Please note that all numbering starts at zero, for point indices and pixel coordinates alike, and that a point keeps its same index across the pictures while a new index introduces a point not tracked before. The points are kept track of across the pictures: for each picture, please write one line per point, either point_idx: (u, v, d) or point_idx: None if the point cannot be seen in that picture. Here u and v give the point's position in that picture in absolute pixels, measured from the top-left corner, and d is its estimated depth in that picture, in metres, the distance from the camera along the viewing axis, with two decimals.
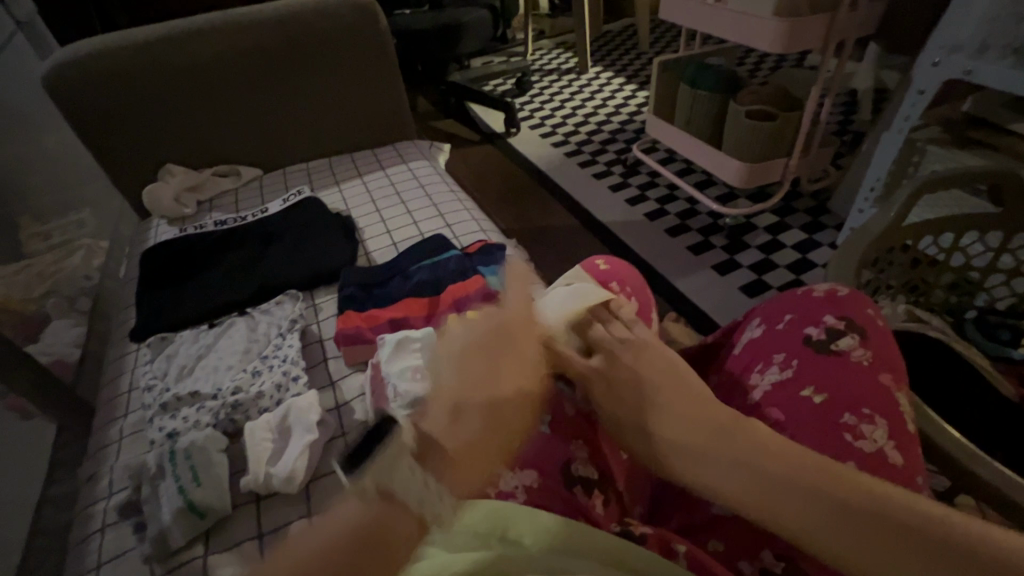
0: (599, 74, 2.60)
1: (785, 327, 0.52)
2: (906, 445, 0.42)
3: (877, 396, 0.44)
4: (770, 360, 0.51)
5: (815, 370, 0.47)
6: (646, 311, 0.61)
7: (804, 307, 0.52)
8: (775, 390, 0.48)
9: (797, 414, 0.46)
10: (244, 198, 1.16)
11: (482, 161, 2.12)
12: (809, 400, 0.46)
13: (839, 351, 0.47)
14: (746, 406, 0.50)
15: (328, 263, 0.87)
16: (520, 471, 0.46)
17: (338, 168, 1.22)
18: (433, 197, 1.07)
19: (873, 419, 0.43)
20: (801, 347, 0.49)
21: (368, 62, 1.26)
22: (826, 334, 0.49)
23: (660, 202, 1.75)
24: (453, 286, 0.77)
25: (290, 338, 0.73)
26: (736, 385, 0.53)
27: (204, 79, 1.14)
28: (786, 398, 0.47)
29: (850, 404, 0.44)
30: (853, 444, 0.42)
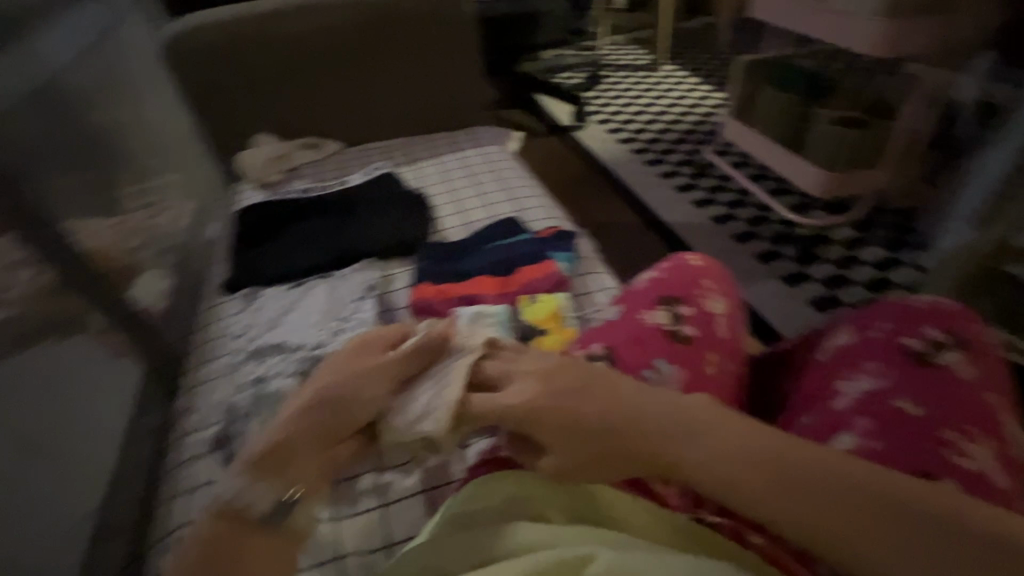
0: (672, 72, 2.54)
1: (880, 335, 0.49)
2: (1005, 467, 0.40)
3: (982, 415, 0.42)
4: (858, 368, 0.48)
5: (911, 381, 0.45)
6: (733, 311, 0.60)
7: (903, 317, 0.50)
8: (865, 399, 0.45)
9: (889, 422, 0.43)
10: (326, 170, 1.22)
11: (547, 153, 2.11)
12: (904, 410, 0.43)
13: (941, 364, 0.45)
14: (826, 410, 0.47)
15: (403, 236, 0.91)
16: None
17: (415, 148, 1.26)
18: (505, 181, 1.09)
19: (975, 437, 0.41)
20: (897, 357, 0.47)
21: (449, 47, 1.29)
22: (927, 346, 0.47)
23: (729, 206, 1.70)
24: (525, 268, 0.79)
25: (367, 303, 0.77)
26: (818, 391, 0.50)
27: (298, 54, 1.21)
28: (877, 408, 0.44)
29: (950, 418, 0.42)
30: (956, 460, 0.40)
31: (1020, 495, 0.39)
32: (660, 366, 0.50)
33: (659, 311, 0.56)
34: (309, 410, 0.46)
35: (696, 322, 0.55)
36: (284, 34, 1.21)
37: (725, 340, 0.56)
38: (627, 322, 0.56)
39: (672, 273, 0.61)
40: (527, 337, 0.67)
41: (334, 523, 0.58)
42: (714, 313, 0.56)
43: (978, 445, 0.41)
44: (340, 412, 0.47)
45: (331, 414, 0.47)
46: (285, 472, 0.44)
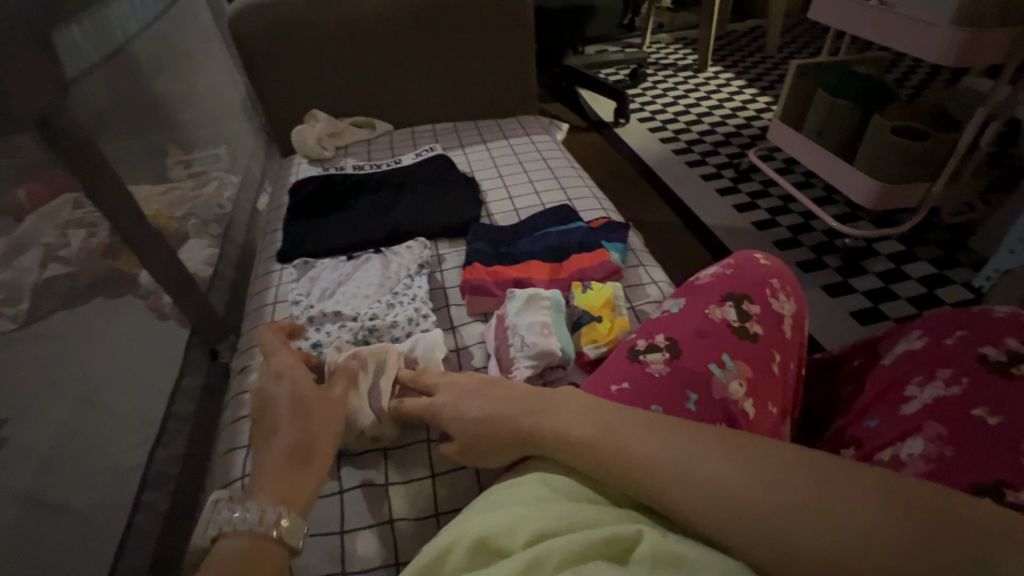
0: (718, 74, 2.50)
1: (955, 343, 0.49)
2: None
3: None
4: (932, 374, 0.48)
5: (989, 390, 0.44)
6: (798, 313, 0.60)
7: (981, 327, 0.49)
8: (939, 404, 0.45)
9: (962, 429, 0.42)
10: (377, 151, 1.23)
11: (587, 148, 2.11)
12: (980, 418, 0.42)
13: (1022, 375, 0.44)
14: (892, 415, 0.48)
15: (455, 217, 0.92)
16: None
17: (464, 132, 1.27)
18: (554, 170, 1.09)
19: None
20: (976, 365, 0.46)
21: (504, 34, 1.29)
22: (1007, 356, 0.45)
23: (771, 211, 1.67)
24: (577, 256, 0.79)
25: (420, 280, 0.78)
26: (884, 397, 0.50)
27: (357, 33, 1.22)
28: (950, 414, 0.44)
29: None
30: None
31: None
32: (729, 361, 0.52)
33: (727, 306, 0.56)
34: (296, 432, 0.50)
35: (764, 321, 0.56)
36: (343, 11, 1.20)
37: (790, 342, 0.57)
38: (692, 313, 0.57)
39: (738, 269, 0.61)
40: (581, 323, 0.68)
41: (384, 488, 0.59)
42: (781, 315, 0.57)
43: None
44: (316, 420, 0.52)
45: (312, 427, 0.51)
46: (291, 493, 0.46)
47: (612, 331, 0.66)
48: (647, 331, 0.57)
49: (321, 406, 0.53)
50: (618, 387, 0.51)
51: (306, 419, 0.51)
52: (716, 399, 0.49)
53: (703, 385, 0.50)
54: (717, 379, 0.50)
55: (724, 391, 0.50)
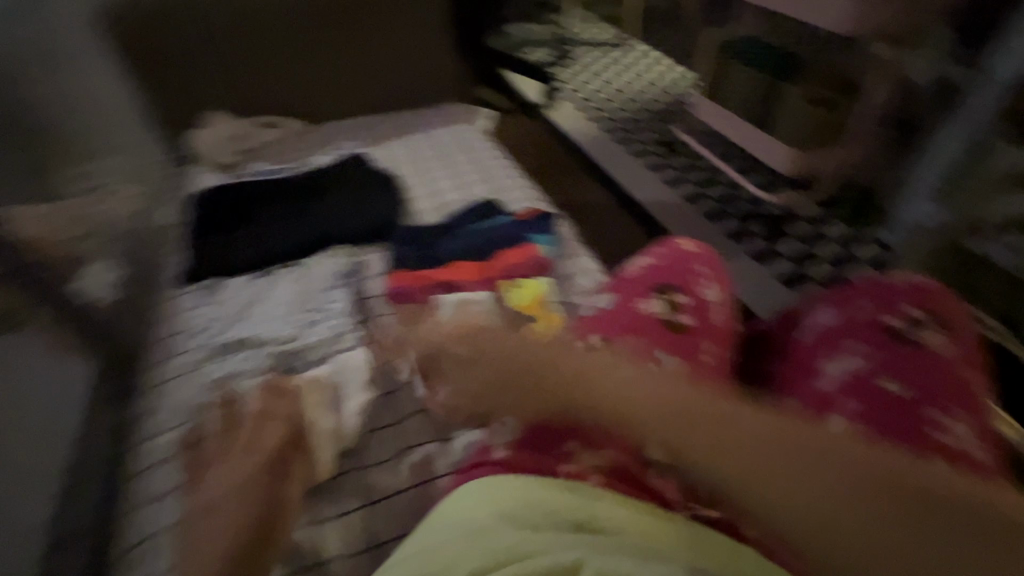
0: (641, 49, 2.51)
1: (859, 311, 0.51)
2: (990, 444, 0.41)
3: (959, 388, 0.44)
4: (841, 344, 0.50)
5: (892, 357, 0.46)
6: (725, 298, 0.61)
7: (881, 295, 0.52)
8: (848, 373, 0.47)
9: (874, 401, 0.44)
10: (289, 151, 1.14)
11: (518, 132, 2.07)
12: (889, 388, 0.44)
13: (918, 340, 0.47)
14: (809, 389, 0.49)
15: (377, 218, 0.87)
16: (595, 452, 0.48)
17: (382, 126, 1.21)
18: (478, 161, 1.06)
19: (956, 414, 0.42)
20: (880, 335, 0.48)
21: (419, 19, 1.25)
22: (905, 322, 0.48)
23: (699, 184, 1.72)
24: (503, 251, 0.77)
25: (341, 292, 0.74)
26: (800, 371, 0.52)
27: (260, 21, 1.14)
28: (856, 383, 0.46)
29: (930, 396, 0.43)
30: (940, 437, 0.41)
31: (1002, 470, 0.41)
32: (659, 355, 0.52)
33: (653, 300, 0.58)
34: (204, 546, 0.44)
35: (693, 311, 0.58)
36: (241, 6, 1.12)
37: (721, 328, 0.58)
38: (622, 311, 0.58)
39: (665, 260, 0.63)
40: (513, 324, 0.65)
41: (313, 527, 0.54)
42: (710, 302, 0.59)
43: (959, 422, 0.42)
44: (224, 519, 0.45)
45: (215, 533, 0.45)
46: None
47: (545, 330, 0.65)
48: (579, 331, 0.57)
49: (221, 501, 0.47)
50: (549, 396, 0.51)
51: (215, 524, 0.45)
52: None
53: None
54: (651, 377, 0.51)
55: (659, 389, 0.49)
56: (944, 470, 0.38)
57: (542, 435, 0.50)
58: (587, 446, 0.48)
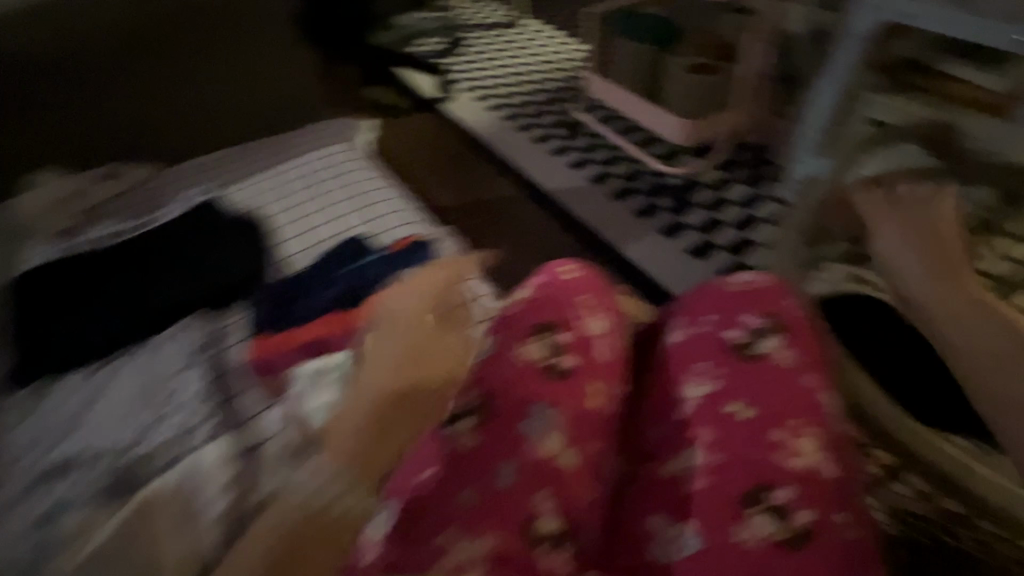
0: (532, 27, 2.44)
1: (707, 328, 0.53)
2: (830, 452, 0.46)
3: (799, 402, 0.48)
4: (692, 368, 0.51)
5: (743, 381, 0.49)
6: (616, 326, 0.57)
7: (721, 308, 0.54)
8: (704, 402, 0.49)
9: (727, 433, 0.47)
10: (135, 203, 1.01)
11: (415, 131, 1.96)
12: (740, 415, 0.47)
13: (763, 358, 0.50)
14: (670, 420, 0.50)
15: (233, 275, 0.78)
16: (478, 539, 0.43)
17: (245, 158, 1.09)
18: (352, 186, 0.97)
19: (799, 430, 0.46)
20: (725, 355, 0.51)
21: (262, 31, 1.13)
22: (749, 340, 0.51)
23: (603, 163, 1.69)
24: (375, 297, 0.70)
25: (191, 374, 0.65)
26: (659, 399, 0.52)
27: (71, 59, 0.98)
28: (712, 413, 0.48)
29: (776, 418, 0.47)
30: (789, 463, 0.44)
31: (843, 470, 0.46)
32: (543, 410, 0.49)
33: (529, 343, 0.53)
34: None
35: (575, 348, 0.54)
36: (60, 42, 0.97)
37: (608, 362, 0.54)
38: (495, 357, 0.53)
39: (542, 288, 0.59)
40: None
41: None
42: (596, 334, 0.55)
43: (803, 438, 0.46)
44: None
45: None
46: None
47: None
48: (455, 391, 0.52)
49: None
50: (422, 477, 0.46)
51: None
52: (534, 463, 0.47)
53: (516, 449, 0.47)
54: (534, 437, 0.48)
55: (541, 447, 0.47)
56: (788, 500, 0.43)
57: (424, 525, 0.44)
58: (472, 531, 0.43)
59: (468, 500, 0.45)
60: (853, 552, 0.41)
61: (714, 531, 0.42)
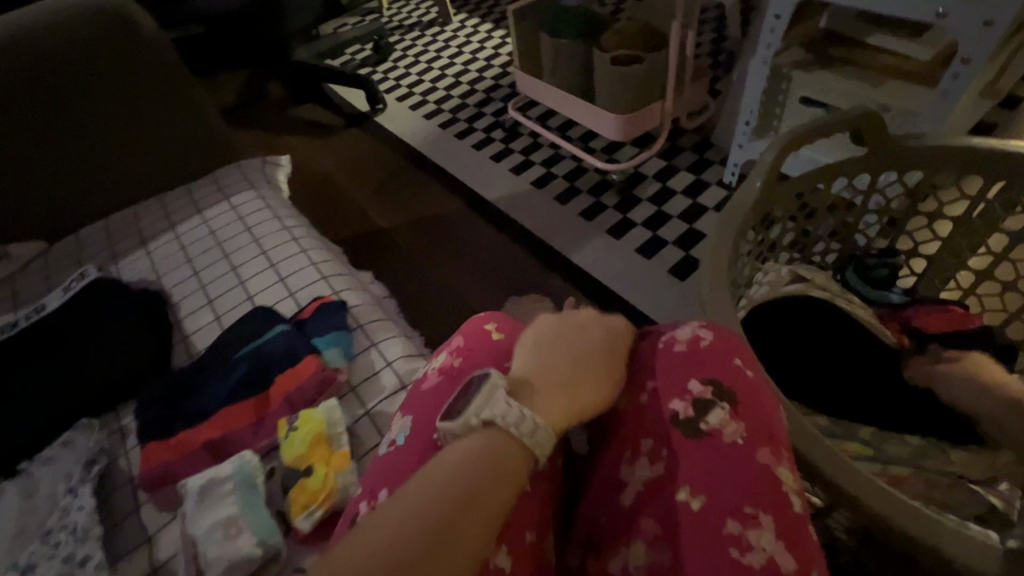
0: (464, 22, 2.33)
1: (651, 398, 0.48)
2: (794, 541, 0.39)
3: (754, 483, 0.41)
4: (638, 447, 0.47)
5: (686, 461, 0.43)
6: None
7: (665, 371, 0.48)
8: (649, 488, 0.44)
9: (672, 525, 0.42)
10: (23, 287, 0.92)
11: (350, 150, 1.87)
12: (686, 504, 0.41)
13: (709, 432, 0.43)
14: (617, 507, 0.46)
15: (123, 370, 0.70)
16: None
17: (145, 218, 1.00)
18: (262, 240, 0.89)
19: (757, 520, 0.39)
20: (670, 430, 0.45)
21: (138, 74, 0.99)
22: (692, 411, 0.45)
23: (546, 164, 1.63)
24: (282, 377, 0.64)
25: (82, 493, 0.59)
26: (605, 477, 0.49)
27: None
28: (660, 502, 0.43)
29: (730, 504, 0.40)
30: (740, 559, 0.38)
31: (810, 565, 0.38)
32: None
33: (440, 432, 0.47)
34: None
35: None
36: None
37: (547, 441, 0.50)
38: (417, 449, 0.49)
39: (469, 359, 0.54)
40: (288, 486, 0.55)
41: None
42: None
43: (762, 528, 0.39)
44: None
45: None
46: None
47: (324, 484, 0.53)
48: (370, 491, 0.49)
49: None
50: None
51: None
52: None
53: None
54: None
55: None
56: None
57: None
58: None
59: None
60: None
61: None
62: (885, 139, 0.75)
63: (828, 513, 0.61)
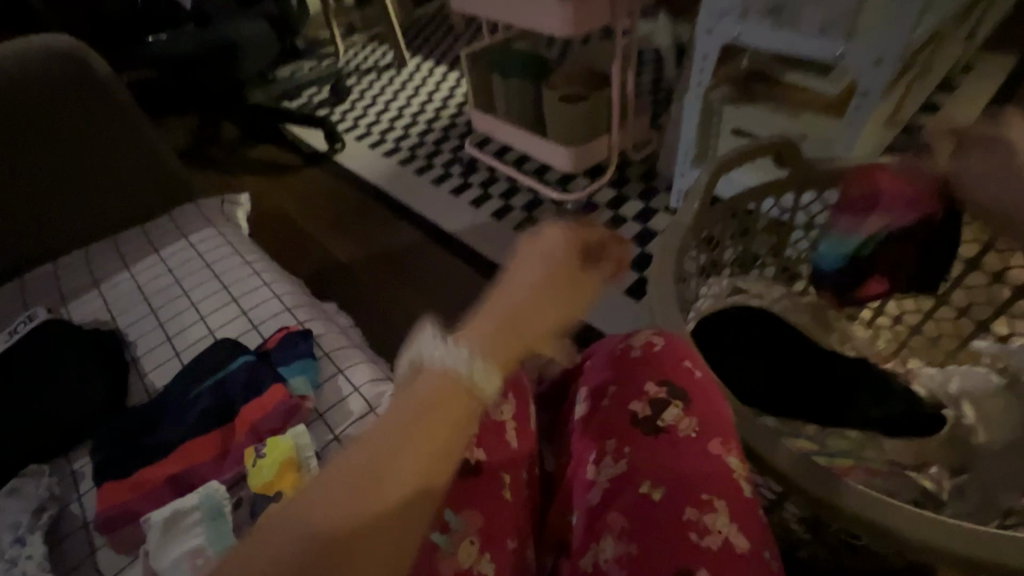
0: (419, 66, 2.43)
1: (611, 401, 0.51)
2: (745, 523, 0.43)
3: (708, 473, 0.45)
4: (602, 447, 0.49)
5: (646, 457, 0.47)
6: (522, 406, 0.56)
7: (623, 375, 0.52)
8: (613, 483, 0.46)
9: (637, 517, 0.44)
10: None
11: (309, 188, 1.88)
12: (648, 496, 0.44)
13: (666, 428, 0.48)
14: (585, 507, 0.47)
15: (74, 410, 0.68)
16: None
17: (96, 258, 0.98)
18: (222, 276, 0.89)
19: (712, 505, 0.43)
20: (630, 429, 0.49)
21: (91, 116, 0.99)
22: (649, 410, 0.49)
23: (503, 196, 1.69)
24: (247, 407, 0.64)
25: (31, 542, 0.57)
26: (573, 478, 0.50)
27: None
28: (624, 495, 0.45)
29: (688, 493, 0.44)
30: (699, 542, 0.41)
31: (762, 545, 0.42)
32: (453, 519, 0.47)
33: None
34: None
35: (484, 442, 0.51)
36: None
37: (520, 450, 0.53)
38: None
39: None
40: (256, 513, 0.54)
41: None
42: (502, 421, 0.54)
43: (717, 512, 0.43)
44: None
45: None
46: None
47: None
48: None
49: None
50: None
51: None
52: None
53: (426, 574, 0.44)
54: (442, 553, 0.45)
55: (453, 569, 0.44)
56: None
57: None
58: None
59: None
60: None
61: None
62: (803, 162, 0.84)
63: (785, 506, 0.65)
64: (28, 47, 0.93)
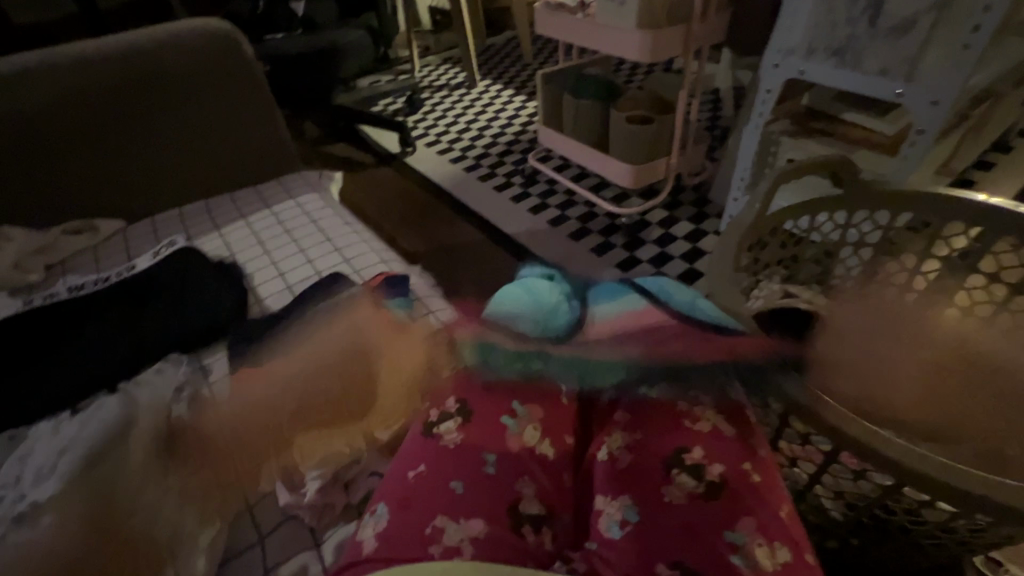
0: (488, 87, 2.61)
1: (620, 333, 0.71)
2: (728, 417, 0.60)
3: (695, 379, 0.63)
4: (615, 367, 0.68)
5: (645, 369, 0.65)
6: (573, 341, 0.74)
7: (628, 315, 0.73)
8: (624, 386, 0.65)
9: (645, 410, 0.61)
10: (104, 255, 1.04)
11: (380, 184, 2.04)
12: (648, 396, 0.62)
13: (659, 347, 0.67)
14: (602, 409, 0.65)
15: (211, 317, 0.84)
16: (465, 524, 0.50)
17: (214, 207, 1.15)
18: (327, 230, 1.04)
19: (700, 402, 0.60)
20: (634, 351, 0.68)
21: (228, 90, 1.16)
22: (644, 335, 0.69)
23: (560, 208, 1.79)
24: (357, 326, 0.77)
25: (178, 409, 0.71)
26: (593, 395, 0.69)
27: (61, 118, 1.02)
28: (632, 393, 0.63)
29: (681, 395, 0.61)
30: (691, 427, 0.58)
31: (742, 431, 0.58)
32: (522, 410, 0.61)
33: (511, 352, 0.67)
34: None
35: (544, 356, 0.68)
36: (40, 96, 1.00)
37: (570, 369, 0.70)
38: (477, 367, 0.66)
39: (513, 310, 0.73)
40: None
41: None
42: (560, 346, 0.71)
43: (703, 408, 0.60)
44: None
45: None
46: None
47: None
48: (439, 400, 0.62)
49: None
50: (414, 474, 0.55)
51: None
52: (512, 454, 0.57)
53: (499, 444, 0.57)
54: (512, 431, 0.59)
55: (521, 442, 0.58)
56: (700, 456, 0.55)
57: (410, 525, 0.51)
58: (455, 517, 0.51)
59: (453, 489, 0.53)
60: (754, 493, 0.52)
61: (645, 497, 0.53)
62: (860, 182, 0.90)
63: (823, 475, 0.68)
64: (199, 32, 1.11)
